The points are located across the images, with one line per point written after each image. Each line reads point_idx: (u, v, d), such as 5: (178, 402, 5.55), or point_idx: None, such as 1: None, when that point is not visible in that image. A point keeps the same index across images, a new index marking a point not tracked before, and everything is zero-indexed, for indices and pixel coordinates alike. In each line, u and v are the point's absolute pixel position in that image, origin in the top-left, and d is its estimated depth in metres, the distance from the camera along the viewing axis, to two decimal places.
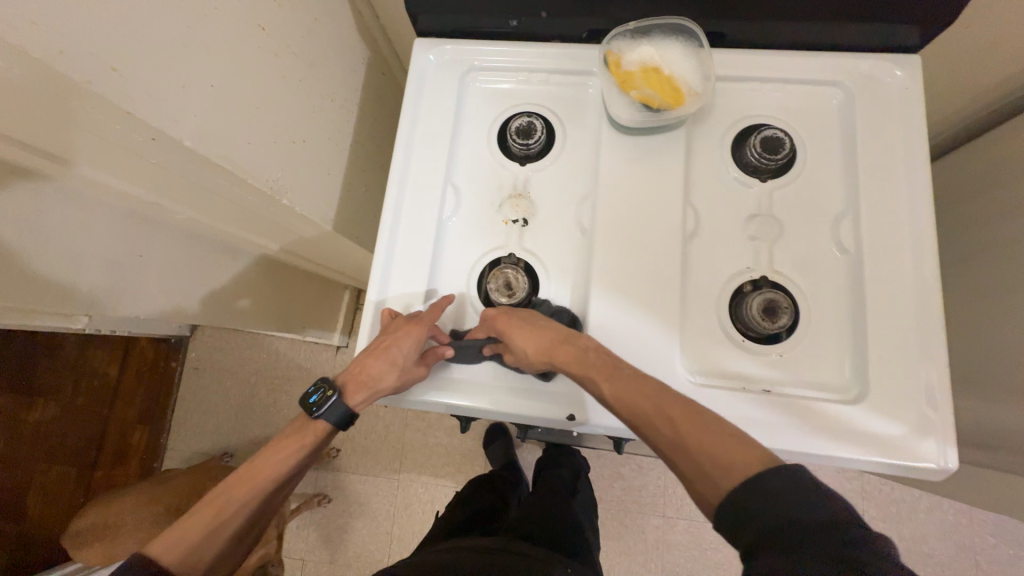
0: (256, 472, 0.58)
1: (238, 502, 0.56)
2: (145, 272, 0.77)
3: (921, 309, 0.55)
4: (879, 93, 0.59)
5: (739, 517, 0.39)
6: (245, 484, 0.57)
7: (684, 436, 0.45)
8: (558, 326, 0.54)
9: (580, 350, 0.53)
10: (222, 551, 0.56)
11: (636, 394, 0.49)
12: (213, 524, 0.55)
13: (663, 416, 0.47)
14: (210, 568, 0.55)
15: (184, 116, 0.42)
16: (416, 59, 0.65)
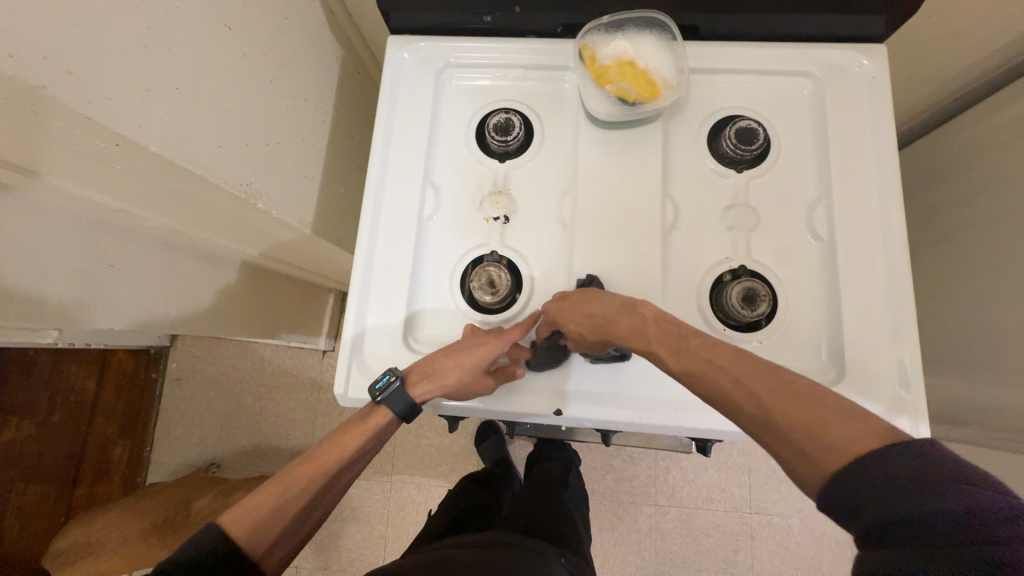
0: (328, 453, 0.56)
1: (304, 483, 0.54)
2: (118, 283, 0.77)
3: (895, 291, 0.55)
4: (847, 81, 0.61)
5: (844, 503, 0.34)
6: (315, 466, 0.55)
7: (760, 406, 0.39)
8: (611, 300, 0.51)
9: (636, 322, 0.48)
10: (282, 538, 0.53)
11: (705, 367, 0.43)
12: (280, 505, 0.53)
13: (740, 388, 0.41)
14: (270, 554, 0.52)
15: (149, 120, 0.45)
16: (391, 58, 0.66)
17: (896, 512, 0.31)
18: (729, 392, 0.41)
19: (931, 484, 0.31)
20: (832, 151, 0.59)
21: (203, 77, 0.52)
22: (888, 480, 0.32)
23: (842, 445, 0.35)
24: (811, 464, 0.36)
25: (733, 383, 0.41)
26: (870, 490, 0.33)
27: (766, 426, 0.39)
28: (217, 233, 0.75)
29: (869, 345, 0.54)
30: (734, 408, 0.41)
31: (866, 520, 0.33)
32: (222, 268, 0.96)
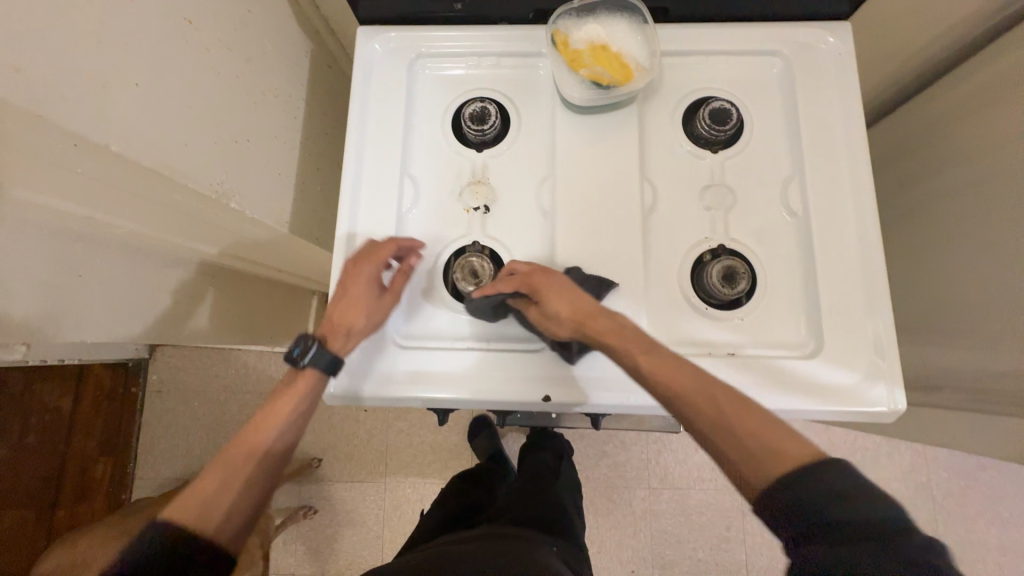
0: (265, 421, 0.55)
1: (246, 456, 0.54)
2: (88, 295, 0.74)
3: (867, 263, 0.56)
4: (815, 59, 0.62)
5: (788, 508, 0.40)
6: (254, 437, 0.55)
7: (718, 411, 0.45)
8: (592, 298, 0.52)
9: (613, 322, 0.51)
10: (233, 508, 0.52)
11: (675, 370, 0.47)
12: (223, 480, 0.52)
13: (704, 395, 0.46)
14: (222, 527, 0.50)
15: (107, 119, 0.44)
16: (362, 49, 0.65)
17: (833, 519, 0.38)
18: (694, 398, 0.46)
19: (867, 499, 0.38)
20: (803, 128, 0.60)
21: (164, 73, 0.50)
22: (832, 488, 0.39)
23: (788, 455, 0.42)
24: (756, 467, 0.42)
25: (697, 388, 0.46)
26: (815, 498, 0.39)
27: (719, 431, 0.44)
28: (191, 237, 0.73)
29: (845, 315, 0.56)
30: (695, 414, 0.46)
31: (807, 524, 0.39)
32: (199, 274, 0.93)
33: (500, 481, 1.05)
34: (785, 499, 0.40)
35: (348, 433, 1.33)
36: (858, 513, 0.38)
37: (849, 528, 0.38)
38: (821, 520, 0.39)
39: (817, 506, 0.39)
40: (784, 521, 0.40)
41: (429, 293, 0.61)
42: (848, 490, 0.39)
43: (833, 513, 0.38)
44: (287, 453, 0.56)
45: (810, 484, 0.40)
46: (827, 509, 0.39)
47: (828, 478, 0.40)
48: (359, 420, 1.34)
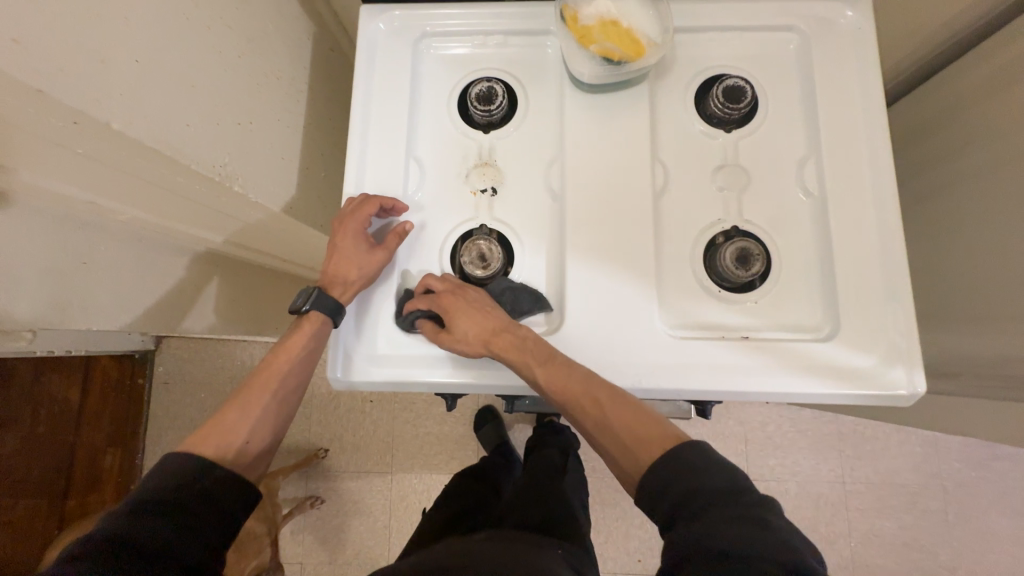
0: (274, 362, 0.60)
1: (259, 393, 0.58)
2: (95, 284, 0.74)
3: (887, 243, 0.55)
4: (832, 34, 0.60)
5: (655, 487, 0.43)
6: (265, 376, 0.59)
7: (601, 411, 0.49)
8: (499, 315, 0.55)
9: (517, 340, 0.54)
10: (250, 437, 0.56)
11: (569, 379, 0.50)
12: (240, 412, 0.57)
13: (590, 399, 0.50)
14: (241, 453, 0.55)
15: (107, 95, 0.43)
16: (366, 29, 0.64)
17: (689, 490, 0.41)
18: (583, 403, 0.50)
19: (713, 468, 0.42)
20: (821, 106, 0.58)
21: (165, 50, 0.49)
22: (689, 462, 0.43)
23: (654, 446, 0.46)
24: (631, 460, 0.47)
25: (584, 394, 0.50)
26: (674, 474, 0.43)
27: (603, 432, 0.49)
28: (195, 224, 0.72)
29: (864, 296, 0.54)
30: (585, 417, 0.50)
31: (672, 500, 0.42)
32: (203, 264, 0.93)
33: (506, 479, 1.05)
34: (649, 483, 0.44)
35: (354, 424, 1.33)
36: (708, 481, 0.41)
37: (700, 493, 0.41)
38: (680, 494, 0.42)
39: (675, 480, 0.42)
40: (656, 502, 0.43)
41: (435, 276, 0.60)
42: (697, 463, 0.43)
43: (688, 485, 0.42)
44: (295, 394, 0.61)
45: (669, 463, 0.44)
46: (683, 483, 0.42)
47: (680, 453, 0.44)
48: (365, 411, 1.34)
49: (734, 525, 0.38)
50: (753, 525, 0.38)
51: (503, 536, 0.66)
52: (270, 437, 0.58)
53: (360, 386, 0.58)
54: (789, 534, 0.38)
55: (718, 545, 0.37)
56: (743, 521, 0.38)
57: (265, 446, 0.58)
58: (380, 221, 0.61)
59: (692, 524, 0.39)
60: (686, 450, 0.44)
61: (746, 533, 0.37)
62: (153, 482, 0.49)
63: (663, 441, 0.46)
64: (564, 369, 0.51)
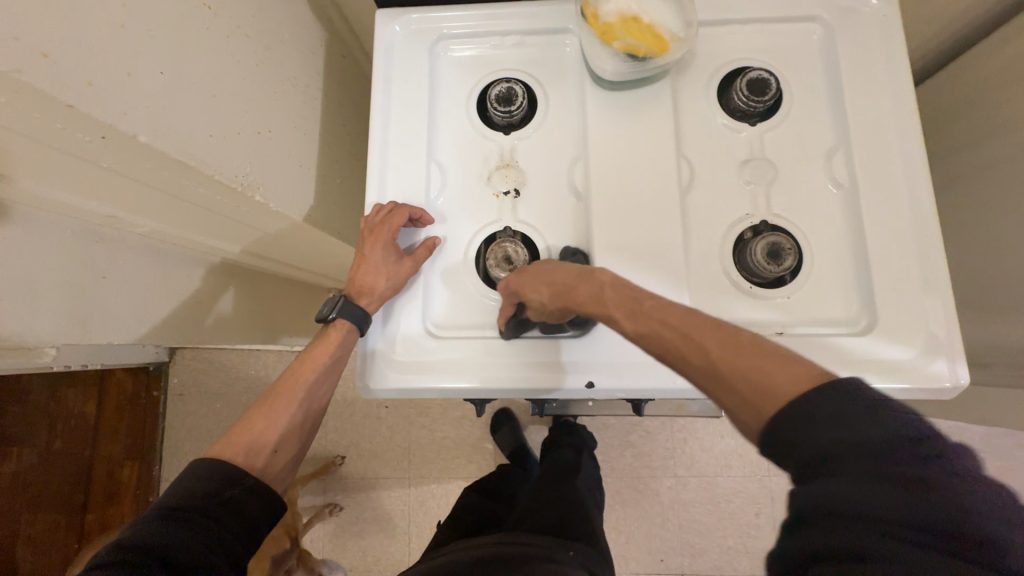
0: (301, 371, 0.59)
1: (286, 402, 0.57)
2: (111, 297, 0.74)
3: (922, 233, 0.54)
4: (856, 22, 0.59)
5: (786, 438, 0.34)
6: (292, 385, 0.59)
7: (708, 358, 0.40)
8: (568, 268, 0.51)
9: (593, 288, 0.48)
10: (278, 446, 0.56)
11: (660, 325, 0.43)
12: (268, 421, 0.56)
13: (691, 345, 0.41)
14: (269, 463, 0.55)
15: (132, 106, 0.42)
16: (382, 33, 0.63)
17: (830, 445, 0.33)
18: (681, 347, 0.42)
19: (865, 418, 0.33)
20: (847, 95, 0.57)
21: (188, 61, 0.48)
22: (835, 413, 0.33)
23: (783, 390, 0.36)
24: (755, 412, 0.37)
25: (686, 340, 0.41)
26: (813, 426, 0.33)
27: (716, 383, 0.39)
28: (212, 234, 0.72)
29: (900, 288, 0.53)
30: (688, 365, 0.41)
31: (805, 455, 0.33)
32: (219, 275, 0.92)
33: (524, 485, 1.03)
34: (781, 433, 0.34)
35: (370, 430, 1.33)
36: (857, 433, 0.32)
37: (844, 448, 0.32)
38: (817, 450, 0.33)
39: (816, 433, 0.33)
40: (781, 453, 0.35)
41: (461, 280, 0.60)
42: (847, 412, 0.33)
43: (831, 439, 0.33)
44: (320, 403, 0.61)
45: (808, 409, 0.34)
46: (821, 436, 0.33)
47: (823, 402, 0.34)
48: (380, 417, 1.33)
49: (886, 490, 0.30)
50: (917, 492, 0.30)
51: (516, 540, 0.65)
52: (296, 447, 0.58)
53: (389, 394, 0.57)
54: (969, 497, 0.30)
55: (855, 504, 0.31)
56: (900, 484, 0.31)
57: (291, 456, 0.57)
58: (407, 231, 0.60)
59: (829, 482, 0.32)
60: (832, 394, 0.34)
61: (902, 499, 0.30)
62: (184, 491, 0.48)
63: (797, 382, 0.36)
64: (651, 314, 0.44)
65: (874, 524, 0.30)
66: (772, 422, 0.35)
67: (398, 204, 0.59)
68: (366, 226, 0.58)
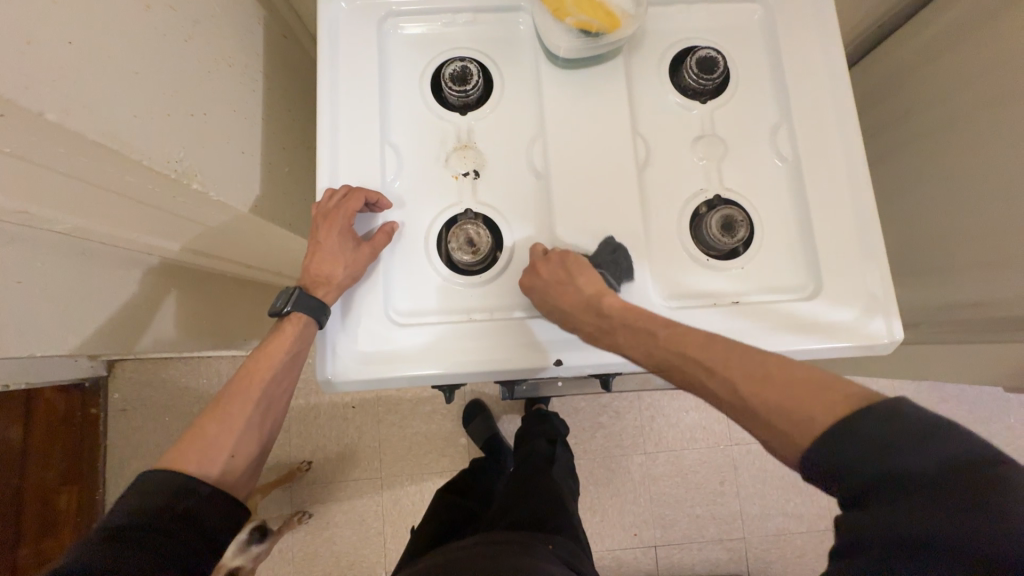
0: (255, 371, 0.55)
1: (241, 405, 0.53)
2: (31, 304, 0.67)
3: (857, 202, 0.58)
4: (795, 4, 0.61)
5: (831, 467, 0.36)
6: (247, 386, 0.54)
7: (731, 394, 0.43)
8: (578, 297, 0.51)
9: (602, 320, 0.51)
10: (236, 449, 0.52)
11: (674, 361, 0.47)
12: (223, 425, 0.52)
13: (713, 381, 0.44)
14: (226, 469, 0.51)
15: (37, 80, 0.37)
16: (325, 8, 0.60)
17: (880, 474, 0.34)
18: (702, 380, 0.45)
19: (914, 446, 0.33)
20: (788, 73, 0.60)
21: (99, 30, 0.43)
22: (876, 439, 0.34)
23: (809, 420, 0.38)
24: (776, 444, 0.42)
25: (701, 373, 0.45)
26: (855, 455, 0.35)
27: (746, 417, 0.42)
28: (148, 231, 0.67)
29: (841, 255, 0.57)
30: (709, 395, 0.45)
31: (851, 483, 0.35)
32: (160, 277, 0.86)
33: (497, 479, 1.05)
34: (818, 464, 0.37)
35: (337, 432, 1.28)
36: (906, 460, 0.33)
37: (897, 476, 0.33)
38: (866, 478, 0.34)
39: (862, 457, 0.35)
40: (828, 479, 0.37)
41: (423, 265, 0.58)
42: (905, 439, 0.34)
43: (880, 469, 0.34)
44: (281, 403, 0.57)
45: (841, 441, 0.36)
46: (871, 464, 0.34)
47: (870, 426, 0.35)
48: (347, 418, 1.29)
49: (940, 519, 0.31)
50: (992, 520, 0.30)
51: (491, 540, 0.65)
52: (258, 450, 0.54)
53: (353, 387, 0.55)
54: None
55: (905, 534, 0.32)
56: (951, 515, 0.31)
57: (252, 461, 0.53)
58: (364, 217, 0.58)
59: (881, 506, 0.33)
60: (865, 422, 0.35)
61: (963, 529, 0.30)
62: (133, 508, 0.44)
63: (827, 413, 0.38)
64: (662, 350, 0.47)
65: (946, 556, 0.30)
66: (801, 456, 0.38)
67: (352, 189, 0.56)
68: (319, 212, 0.55)
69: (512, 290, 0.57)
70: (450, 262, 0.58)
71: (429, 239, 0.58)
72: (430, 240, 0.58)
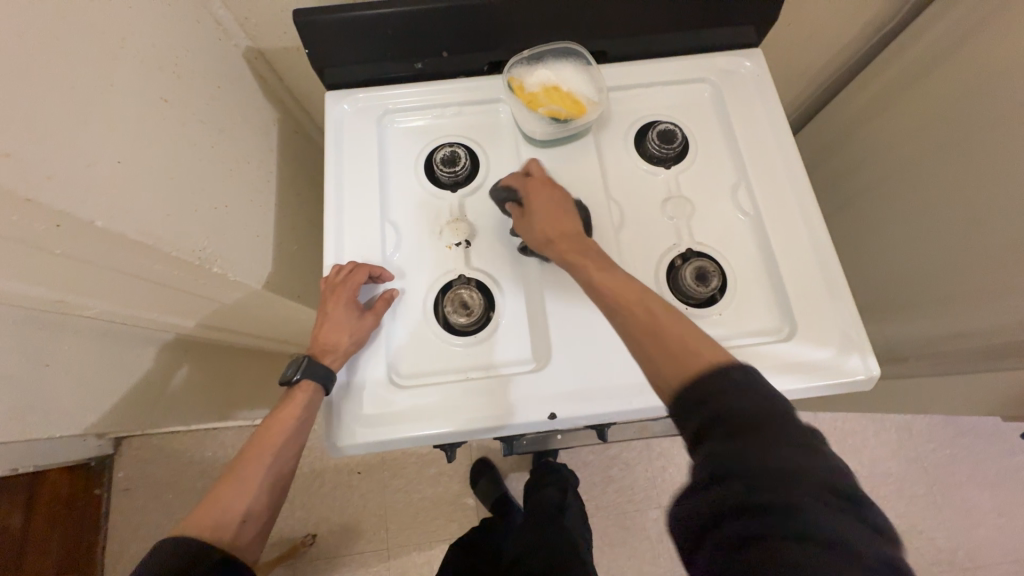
0: (268, 434, 0.58)
1: (254, 468, 0.56)
2: (53, 385, 0.71)
3: (818, 247, 0.63)
4: (738, 81, 0.71)
5: (689, 406, 0.42)
6: (260, 450, 0.57)
7: (653, 320, 0.48)
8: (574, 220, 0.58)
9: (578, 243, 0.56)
10: (248, 513, 0.53)
11: (623, 286, 0.51)
12: (235, 489, 0.54)
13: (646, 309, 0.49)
14: (237, 534, 0.52)
15: (90, 195, 0.44)
16: (332, 111, 0.69)
17: (726, 413, 0.40)
18: (637, 307, 0.50)
19: (747, 395, 0.41)
20: (740, 139, 0.68)
21: (143, 148, 0.51)
22: (731, 386, 0.42)
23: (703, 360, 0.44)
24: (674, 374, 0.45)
25: (640, 301, 0.50)
26: (711, 398, 0.42)
27: (650, 337, 0.47)
28: (168, 311, 0.72)
29: (810, 298, 0.61)
30: (637, 325, 0.49)
31: (705, 422, 0.41)
32: (173, 353, 0.90)
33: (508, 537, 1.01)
34: (688, 398, 0.43)
35: (342, 501, 1.26)
36: (736, 406, 0.41)
37: (762, 439, 0.38)
38: (711, 419, 0.41)
39: (744, 415, 0.40)
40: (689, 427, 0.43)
41: (421, 328, 0.62)
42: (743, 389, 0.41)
43: (722, 406, 0.41)
44: (290, 465, 0.59)
45: (702, 387, 0.42)
46: (713, 408, 0.41)
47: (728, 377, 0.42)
48: (352, 485, 1.27)
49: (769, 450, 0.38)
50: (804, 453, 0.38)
51: None
52: (267, 513, 0.55)
53: (359, 450, 0.57)
54: (863, 529, 0.35)
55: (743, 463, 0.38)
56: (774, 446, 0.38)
57: (262, 525, 0.54)
58: (366, 288, 0.63)
59: (732, 449, 0.38)
60: (726, 374, 0.42)
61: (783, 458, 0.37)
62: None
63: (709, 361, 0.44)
64: (616, 277, 0.52)
65: (759, 507, 0.36)
66: (677, 383, 0.44)
67: (357, 264, 0.62)
68: (327, 286, 0.61)
69: (506, 347, 0.61)
70: (447, 324, 0.62)
71: (426, 304, 0.63)
72: (427, 305, 0.63)
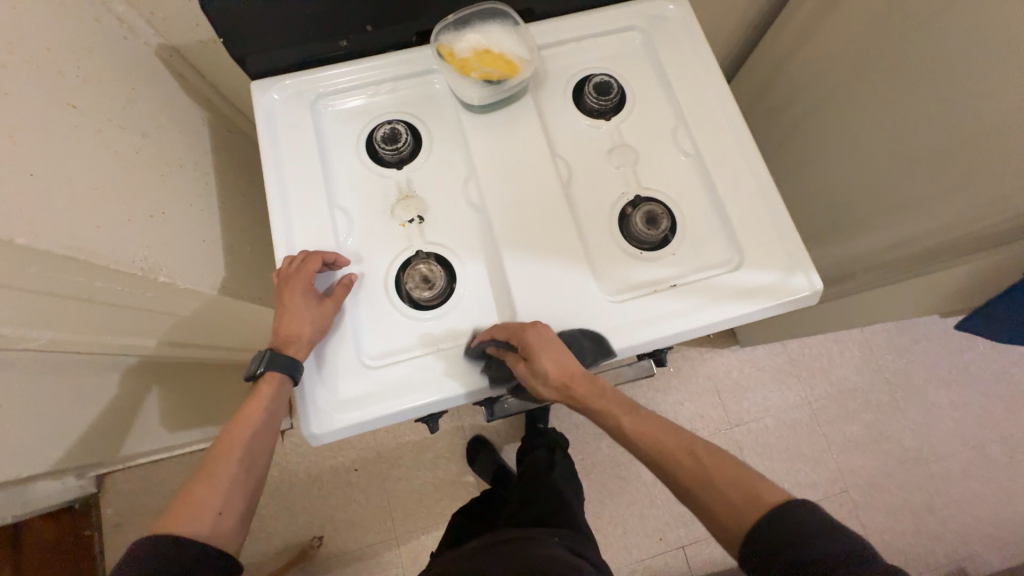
0: (238, 429, 0.57)
1: (225, 463, 0.55)
2: (15, 426, 0.68)
3: (757, 176, 0.65)
4: (666, 25, 0.72)
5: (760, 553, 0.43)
6: (230, 445, 0.57)
7: (698, 465, 0.49)
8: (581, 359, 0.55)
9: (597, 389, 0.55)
10: (222, 506, 0.53)
11: (655, 431, 0.52)
12: (207, 486, 0.54)
13: (684, 450, 0.50)
14: (213, 527, 0.52)
15: (7, 212, 0.42)
16: (260, 101, 0.67)
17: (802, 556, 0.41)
18: (676, 453, 0.51)
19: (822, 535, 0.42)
20: (674, 82, 0.69)
21: (60, 159, 0.49)
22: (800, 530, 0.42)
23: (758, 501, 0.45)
24: (735, 518, 0.46)
25: (677, 445, 0.51)
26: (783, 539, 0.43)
27: (704, 486, 0.48)
28: (123, 333, 0.69)
29: (755, 226, 0.64)
30: (682, 472, 0.50)
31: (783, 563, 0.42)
32: (139, 376, 0.87)
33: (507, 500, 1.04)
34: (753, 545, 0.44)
35: (343, 499, 1.26)
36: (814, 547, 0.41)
37: None
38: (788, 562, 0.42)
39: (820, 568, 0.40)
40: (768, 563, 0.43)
41: (386, 309, 0.62)
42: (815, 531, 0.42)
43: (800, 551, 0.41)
44: (263, 457, 0.58)
45: (772, 531, 0.43)
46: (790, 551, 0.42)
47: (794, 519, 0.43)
48: (351, 482, 1.27)
49: None
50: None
51: (504, 538, 0.67)
52: (244, 505, 0.55)
53: (337, 435, 0.58)
54: None
55: None
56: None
57: (240, 516, 0.55)
58: (324, 275, 0.62)
59: None
60: (790, 514, 0.43)
61: None
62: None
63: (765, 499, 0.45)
64: (649, 421, 0.53)
65: None
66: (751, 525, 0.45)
67: (310, 252, 0.61)
68: (282, 277, 0.59)
69: (470, 317, 0.62)
70: (411, 301, 0.62)
71: (387, 285, 0.63)
72: (388, 285, 0.63)
